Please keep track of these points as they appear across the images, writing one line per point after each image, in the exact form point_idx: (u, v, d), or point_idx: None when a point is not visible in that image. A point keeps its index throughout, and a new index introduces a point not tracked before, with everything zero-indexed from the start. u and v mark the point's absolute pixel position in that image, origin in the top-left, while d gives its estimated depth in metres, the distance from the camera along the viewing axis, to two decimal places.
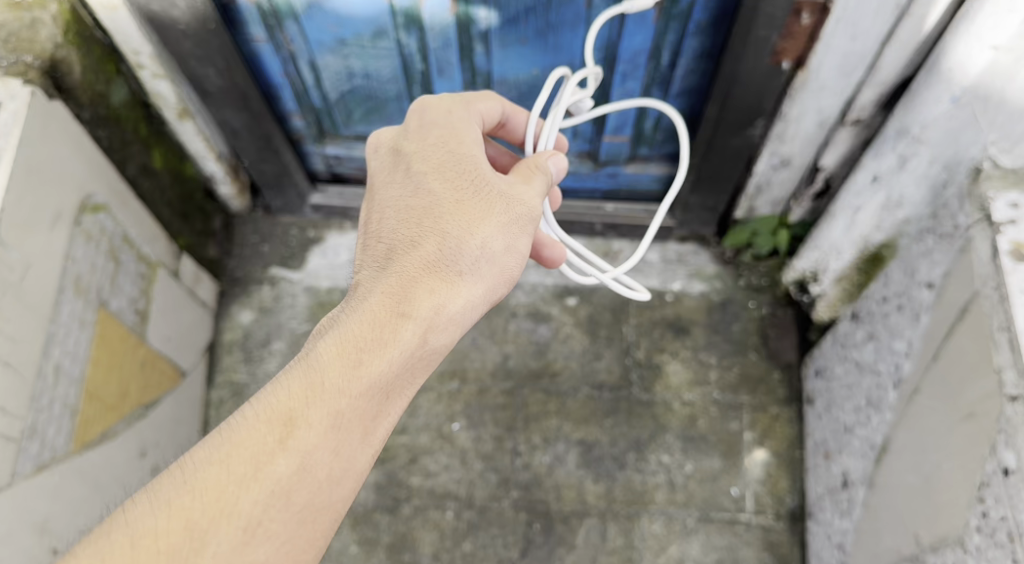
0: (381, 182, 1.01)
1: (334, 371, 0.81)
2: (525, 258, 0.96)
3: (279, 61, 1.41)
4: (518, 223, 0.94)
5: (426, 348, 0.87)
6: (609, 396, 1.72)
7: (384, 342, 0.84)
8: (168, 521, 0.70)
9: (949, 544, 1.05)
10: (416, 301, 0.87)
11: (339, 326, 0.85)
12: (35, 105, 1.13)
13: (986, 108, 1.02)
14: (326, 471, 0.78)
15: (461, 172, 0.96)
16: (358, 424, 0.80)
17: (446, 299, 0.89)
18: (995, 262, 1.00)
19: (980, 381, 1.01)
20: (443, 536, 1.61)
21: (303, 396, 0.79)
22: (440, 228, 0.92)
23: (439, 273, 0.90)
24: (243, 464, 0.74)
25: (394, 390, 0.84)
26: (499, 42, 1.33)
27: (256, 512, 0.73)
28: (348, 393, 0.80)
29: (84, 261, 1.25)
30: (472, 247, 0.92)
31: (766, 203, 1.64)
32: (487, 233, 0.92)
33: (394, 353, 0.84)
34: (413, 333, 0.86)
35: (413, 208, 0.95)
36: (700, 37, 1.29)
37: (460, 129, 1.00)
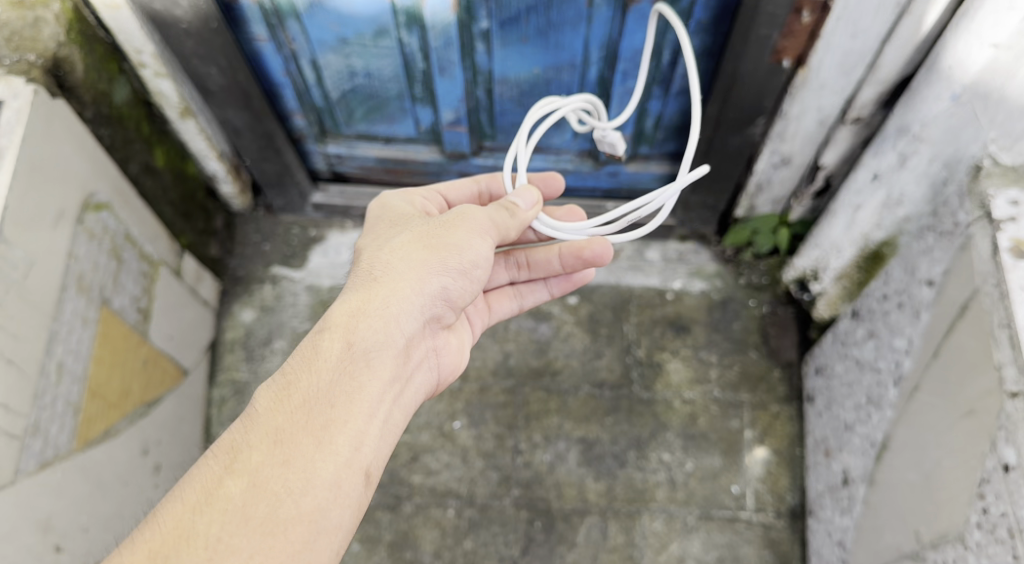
0: None
1: (266, 394, 0.92)
2: (445, 264, 1.07)
3: (281, 61, 1.41)
4: (420, 237, 1.08)
5: (353, 351, 0.98)
6: (610, 394, 1.72)
7: (310, 357, 0.96)
8: (136, 556, 0.77)
9: (949, 540, 1.05)
10: (335, 317, 1.00)
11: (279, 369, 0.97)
12: (38, 104, 1.14)
13: (987, 106, 1.02)
14: (281, 481, 0.85)
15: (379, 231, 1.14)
16: (303, 433, 0.89)
17: (367, 310, 1.02)
18: (995, 260, 1.00)
19: (980, 378, 1.01)
20: (444, 534, 1.62)
21: (243, 425, 0.89)
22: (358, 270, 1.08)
23: (355, 295, 1.04)
24: (197, 492, 0.82)
25: (331, 395, 0.93)
26: (500, 41, 1.34)
27: (215, 529, 0.79)
28: (281, 408, 0.90)
29: (86, 259, 1.25)
30: (380, 265, 1.06)
31: (766, 202, 1.65)
32: (392, 254, 1.07)
33: (320, 364, 0.95)
34: (336, 345, 0.98)
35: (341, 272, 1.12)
36: (701, 36, 1.29)
37: (380, 208, 1.21)
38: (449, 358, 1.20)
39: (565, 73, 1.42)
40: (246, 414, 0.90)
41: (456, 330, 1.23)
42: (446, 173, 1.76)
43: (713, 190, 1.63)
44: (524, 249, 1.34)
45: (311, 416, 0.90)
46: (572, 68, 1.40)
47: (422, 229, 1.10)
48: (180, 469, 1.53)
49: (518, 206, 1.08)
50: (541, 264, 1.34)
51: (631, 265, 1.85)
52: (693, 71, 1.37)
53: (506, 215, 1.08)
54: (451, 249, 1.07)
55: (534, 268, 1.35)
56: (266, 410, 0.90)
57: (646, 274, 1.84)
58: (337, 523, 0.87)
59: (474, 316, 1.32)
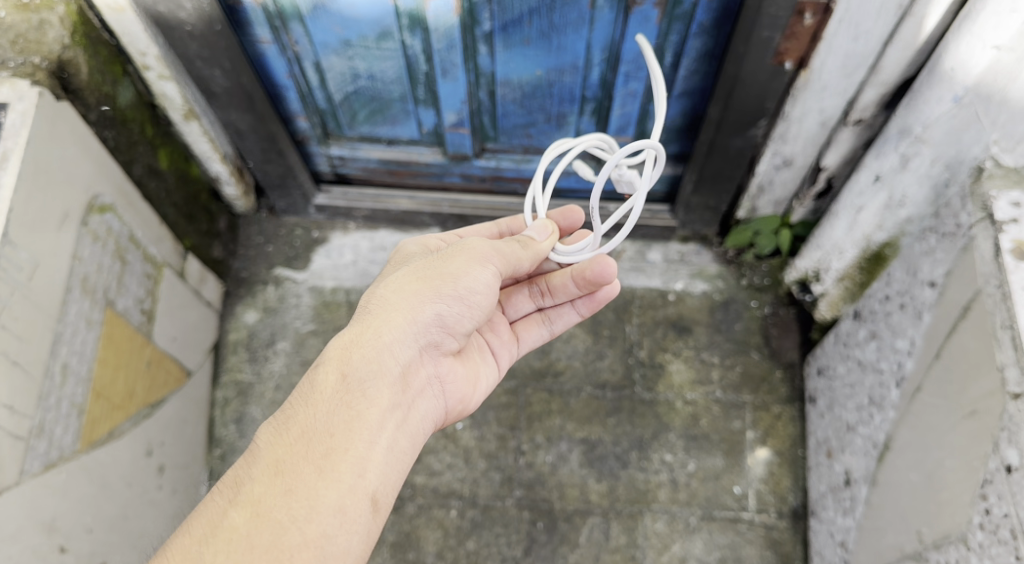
0: None
1: (269, 429, 0.95)
2: (440, 289, 1.07)
3: (285, 63, 1.41)
4: (413, 269, 1.10)
5: (350, 381, 0.99)
6: (612, 396, 1.73)
7: (308, 391, 0.98)
8: None
9: (951, 541, 1.06)
10: (330, 353, 1.02)
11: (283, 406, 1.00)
12: (43, 106, 1.14)
13: (989, 108, 1.03)
14: (284, 509, 0.87)
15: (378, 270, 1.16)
16: (303, 462, 0.91)
17: (362, 341, 1.03)
18: (997, 261, 1.00)
19: (983, 378, 1.02)
20: (447, 535, 1.62)
21: (246, 459, 0.92)
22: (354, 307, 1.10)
23: (350, 330, 1.05)
24: (203, 525, 0.84)
25: (330, 425, 0.95)
26: (502, 43, 1.34)
27: (221, 559, 0.81)
28: (281, 441, 0.93)
29: (91, 261, 1.26)
30: (372, 300, 1.07)
31: (768, 203, 1.65)
32: (388, 286, 1.08)
33: (319, 397, 0.97)
34: (333, 377, 0.99)
35: None
36: (703, 38, 1.29)
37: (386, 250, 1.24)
38: (461, 385, 1.20)
39: (568, 75, 1.42)
40: (249, 449, 0.93)
41: (467, 357, 1.24)
42: (449, 175, 1.77)
43: (714, 191, 1.63)
44: (546, 275, 1.34)
45: (312, 446, 0.93)
46: (574, 70, 1.40)
47: (418, 262, 1.11)
48: (184, 470, 1.53)
49: (534, 239, 1.11)
50: (561, 289, 1.32)
51: (633, 265, 1.85)
52: (696, 72, 1.38)
53: (519, 247, 1.10)
54: (446, 278, 1.07)
55: (555, 293, 1.33)
56: (267, 445, 0.92)
57: (648, 275, 1.84)
58: (344, 548, 0.89)
59: (500, 348, 1.32)
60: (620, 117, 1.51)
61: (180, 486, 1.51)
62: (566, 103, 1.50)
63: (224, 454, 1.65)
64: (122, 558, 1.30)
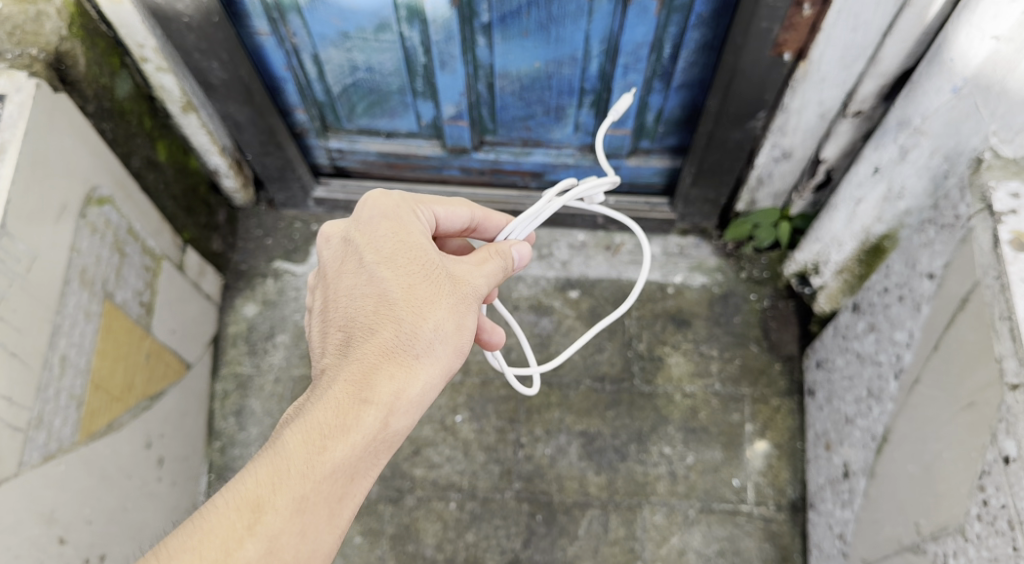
0: (335, 273, 1.03)
1: (298, 457, 0.85)
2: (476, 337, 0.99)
3: (283, 55, 1.41)
4: (466, 303, 0.97)
5: (387, 433, 0.90)
6: (611, 388, 1.73)
7: (342, 428, 0.88)
8: None
9: (949, 532, 1.06)
10: (377, 388, 0.90)
11: (304, 414, 0.89)
12: (40, 97, 1.14)
13: (988, 99, 1.03)
14: (293, 553, 0.82)
15: (413, 261, 0.98)
16: (324, 507, 0.85)
17: (407, 388, 0.92)
18: (996, 252, 1.00)
19: (980, 369, 1.02)
20: (446, 527, 1.63)
21: (269, 482, 0.83)
22: (394, 317, 0.94)
23: (396, 361, 0.92)
24: (214, 551, 0.78)
25: (357, 472, 0.88)
26: (501, 35, 1.34)
27: None
28: (311, 477, 0.84)
29: (89, 253, 1.26)
30: (425, 333, 0.94)
31: (768, 196, 1.65)
32: (440, 317, 0.95)
33: (356, 438, 0.88)
34: (374, 418, 0.89)
35: (368, 297, 0.97)
36: (701, 29, 1.29)
37: (407, 222, 1.02)
38: None
39: (567, 67, 1.42)
40: (268, 467, 0.84)
41: None
42: (448, 167, 1.77)
43: (714, 184, 1.63)
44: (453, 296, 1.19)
45: (335, 489, 0.86)
46: (573, 62, 1.40)
47: (469, 292, 0.98)
48: (183, 462, 1.54)
49: (512, 265, 1.04)
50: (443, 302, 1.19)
51: (632, 259, 1.85)
52: (694, 64, 1.38)
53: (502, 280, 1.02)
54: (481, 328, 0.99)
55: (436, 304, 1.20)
56: (294, 478, 0.84)
57: (647, 268, 1.84)
58: None
59: None
60: (619, 109, 1.51)
61: (180, 478, 1.52)
62: (565, 95, 1.50)
63: (223, 446, 1.65)
64: (122, 550, 1.30)
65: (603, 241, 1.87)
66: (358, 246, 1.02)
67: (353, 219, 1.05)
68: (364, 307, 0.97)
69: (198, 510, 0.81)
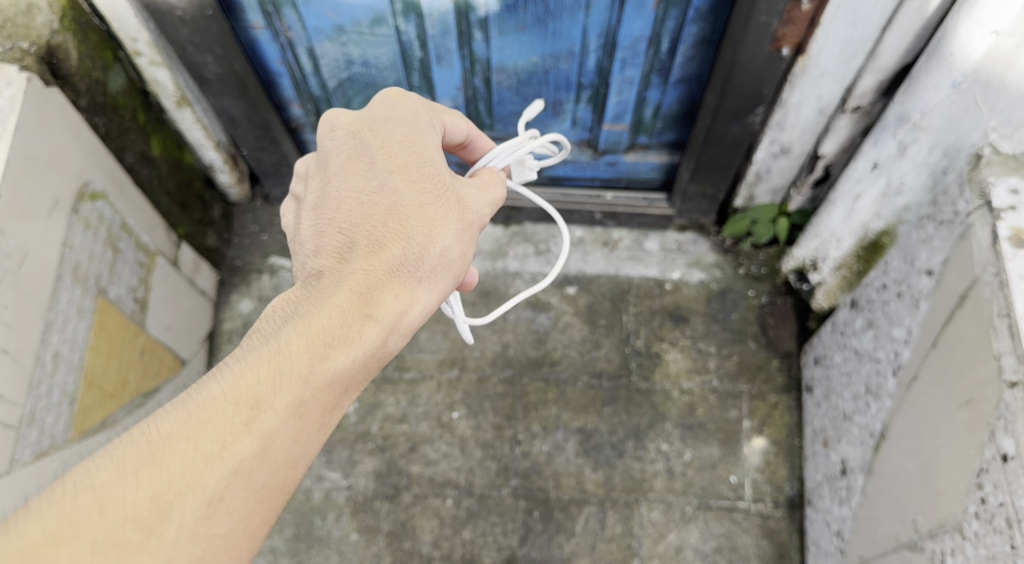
0: (337, 167, 0.96)
1: (297, 362, 0.80)
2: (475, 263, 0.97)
3: (278, 49, 1.40)
4: (471, 230, 0.95)
5: (385, 351, 0.87)
6: (608, 385, 1.72)
7: (343, 339, 0.84)
8: (135, 491, 0.71)
9: (947, 530, 1.05)
10: (381, 304, 0.86)
11: (304, 315, 0.84)
12: (30, 92, 1.12)
13: (988, 94, 1.02)
14: (284, 456, 0.78)
15: (427, 176, 0.94)
16: (317, 418, 0.81)
17: (410, 309, 0.89)
18: (995, 249, 0.99)
19: (979, 366, 1.01)
20: (443, 524, 1.62)
21: (269, 379, 0.79)
22: (404, 231, 0.90)
23: (402, 279, 0.88)
24: (208, 442, 0.75)
25: (351, 388, 0.85)
26: (497, 29, 1.33)
27: (219, 488, 0.74)
28: (309, 385, 0.80)
29: (82, 249, 1.25)
30: (434, 254, 0.91)
31: (766, 191, 1.64)
32: (448, 240, 0.91)
33: (356, 353, 0.84)
34: (376, 335, 0.86)
35: (376, 204, 0.92)
36: (700, 24, 1.28)
37: (422, 133, 0.98)
38: None
39: (564, 62, 1.41)
40: (265, 366, 0.80)
41: None
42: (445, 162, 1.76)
43: (712, 180, 1.62)
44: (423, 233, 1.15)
45: (330, 400, 0.82)
46: (570, 57, 1.39)
47: (474, 218, 0.95)
48: None
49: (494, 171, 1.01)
50: None
51: (629, 255, 1.84)
52: (692, 59, 1.36)
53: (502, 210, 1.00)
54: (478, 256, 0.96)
55: None
56: (293, 383, 0.79)
57: (645, 265, 1.83)
58: None
59: None
60: (617, 104, 1.50)
61: None
62: (562, 90, 1.49)
63: None
64: None
65: (601, 237, 1.86)
66: (370, 146, 0.96)
67: (365, 115, 0.98)
68: (371, 215, 0.91)
69: (189, 399, 0.77)
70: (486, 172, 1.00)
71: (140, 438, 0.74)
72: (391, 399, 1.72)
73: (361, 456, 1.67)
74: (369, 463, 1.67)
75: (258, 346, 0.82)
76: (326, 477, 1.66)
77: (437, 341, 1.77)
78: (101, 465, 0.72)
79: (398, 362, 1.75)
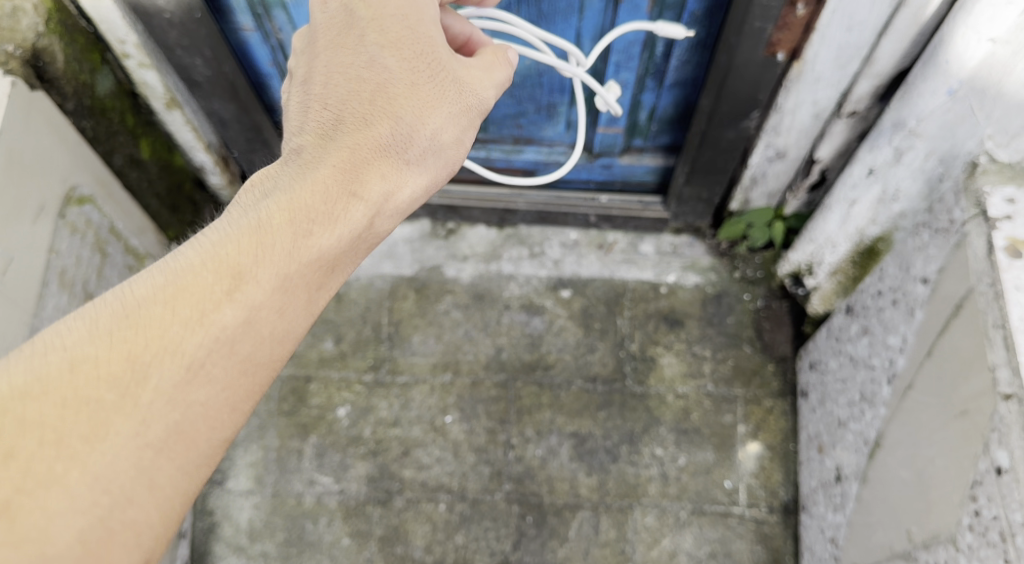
0: (326, 43, 0.91)
1: (282, 231, 0.77)
2: (468, 151, 0.95)
3: (268, 51, 1.39)
4: (468, 115, 0.92)
5: (371, 232, 0.84)
6: (603, 389, 1.71)
7: (331, 213, 0.80)
8: (106, 351, 0.67)
9: (941, 541, 1.05)
10: (368, 183, 0.83)
11: (285, 189, 0.80)
12: (16, 95, 1.11)
13: (984, 102, 1.00)
14: (269, 329, 0.75)
15: (421, 54, 0.90)
16: (303, 290, 0.78)
17: (397, 192, 0.86)
18: (990, 259, 0.98)
19: (974, 377, 1.00)
20: (435, 529, 1.62)
21: (250, 250, 0.75)
22: (393, 111, 0.87)
23: (389, 157, 0.86)
24: (187, 307, 0.71)
25: (337, 264, 0.82)
26: (490, 32, 1.31)
27: (199, 355, 0.70)
28: (294, 257, 0.77)
29: (69, 254, 1.24)
30: (423, 136, 0.88)
31: (761, 195, 1.63)
32: (439, 123, 0.89)
33: (343, 229, 0.80)
34: (363, 215, 0.83)
35: (365, 81, 0.88)
36: (694, 28, 1.26)
37: (419, 2, 0.91)
38: None
39: (558, 65, 1.39)
40: (248, 236, 0.76)
41: None
42: None
43: (707, 184, 1.61)
44: None
45: (316, 274, 0.79)
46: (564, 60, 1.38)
47: (468, 102, 0.92)
48: None
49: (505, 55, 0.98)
50: None
51: (625, 258, 1.83)
52: (687, 63, 1.35)
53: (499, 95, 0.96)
54: (466, 145, 0.94)
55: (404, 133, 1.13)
56: (276, 253, 0.76)
57: (640, 268, 1.82)
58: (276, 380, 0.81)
59: None
60: (611, 107, 1.49)
61: None
62: (556, 93, 1.48)
63: None
64: None
65: (595, 240, 1.85)
66: (361, 17, 0.90)
67: None
68: (359, 91, 0.87)
69: (167, 263, 0.73)
70: (484, 53, 0.96)
71: (113, 301, 0.70)
72: (384, 403, 1.70)
73: (353, 460, 1.66)
74: (361, 467, 1.66)
75: (238, 214, 0.78)
76: (318, 481, 1.65)
77: (430, 344, 1.75)
78: (72, 323, 0.68)
79: (391, 366, 1.73)
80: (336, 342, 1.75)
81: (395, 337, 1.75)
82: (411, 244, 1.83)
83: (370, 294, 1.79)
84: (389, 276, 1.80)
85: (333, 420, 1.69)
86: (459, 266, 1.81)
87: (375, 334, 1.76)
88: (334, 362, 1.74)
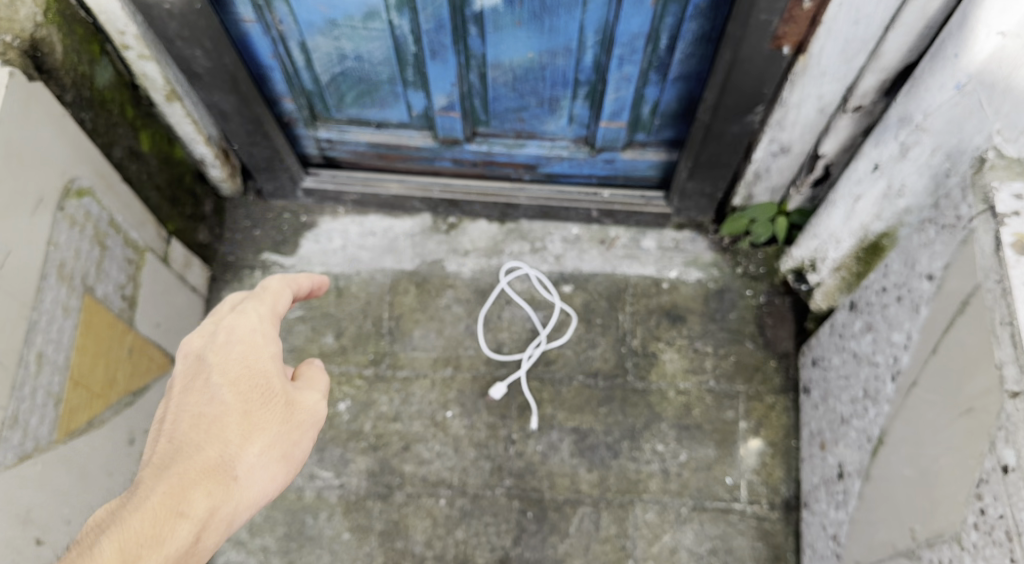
0: (178, 391, 1.06)
1: None
2: (303, 460, 1.06)
3: (269, 43, 1.38)
4: (297, 430, 1.05)
5: (201, 538, 0.91)
6: (604, 384, 1.71)
7: (162, 519, 0.90)
8: None
9: (945, 540, 1.04)
10: (191, 503, 0.93)
11: (115, 525, 0.87)
12: (13, 86, 1.09)
13: (992, 96, 0.99)
14: None
15: (250, 380, 1.05)
16: None
17: (223, 496, 0.96)
18: (998, 255, 0.97)
19: (981, 374, 0.99)
20: (435, 524, 1.62)
21: None
22: (220, 436, 1.00)
23: (216, 479, 0.97)
24: None
25: None
26: (493, 24, 1.30)
27: None
28: None
29: (68, 247, 1.22)
30: (248, 456, 1.00)
31: (764, 190, 1.62)
32: (258, 449, 1.01)
33: (166, 552, 0.88)
34: (187, 533, 0.90)
35: (200, 418, 1.01)
36: (699, 21, 1.25)
37: (257, 340, 1.08)
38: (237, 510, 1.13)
39: (560, 58, 1.38)
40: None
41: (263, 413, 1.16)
42: (439, 159, 1.74)
43: (710, 179, 1.60)
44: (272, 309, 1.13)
45: (148, 548, 0.86)
46: (567, 53, 1.36)
47: (296, 418, 1.06)
48: None
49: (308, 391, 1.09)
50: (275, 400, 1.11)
51: (626, 253, 1.82)
52: (692, 56, 1.34)
53: (314, 424, 1.08)
54: (301, 435, 1.06)
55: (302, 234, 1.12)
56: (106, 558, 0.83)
57: (642, 263, 1.81)
58: None
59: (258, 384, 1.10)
60: (615, 101, 1.48)
61: None
62: (558, 87, 1.46)
63: None
64: None
65: (598, 235, 1.84)
66: (206, 362, 1.06)
67: (209, 333, 1.09)
68: (193, 426, 1.01)
69: None
70: (304, 371, 1.12)
71: None
72: (384, 397, 1.70)
73: (353, 455, 1.66)
74: (362, 462, 1.65)
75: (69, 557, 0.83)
76: (318, 476, 1.64)
77: (431, 339, 1.74)
78: None
79: (392, 360, 1.72)
80: (337, 337, 1.74)
81: (396, 332, 1.75)
82: (412, 238, 1.82)
83: (370, 288, 1.78)
84: (390, 271, 1.79)
85: (333, 414, 1.69)
86: (460, 261, 1.80)
87: (375, 328, 1.75)
88: (335, 356, 1.73)
